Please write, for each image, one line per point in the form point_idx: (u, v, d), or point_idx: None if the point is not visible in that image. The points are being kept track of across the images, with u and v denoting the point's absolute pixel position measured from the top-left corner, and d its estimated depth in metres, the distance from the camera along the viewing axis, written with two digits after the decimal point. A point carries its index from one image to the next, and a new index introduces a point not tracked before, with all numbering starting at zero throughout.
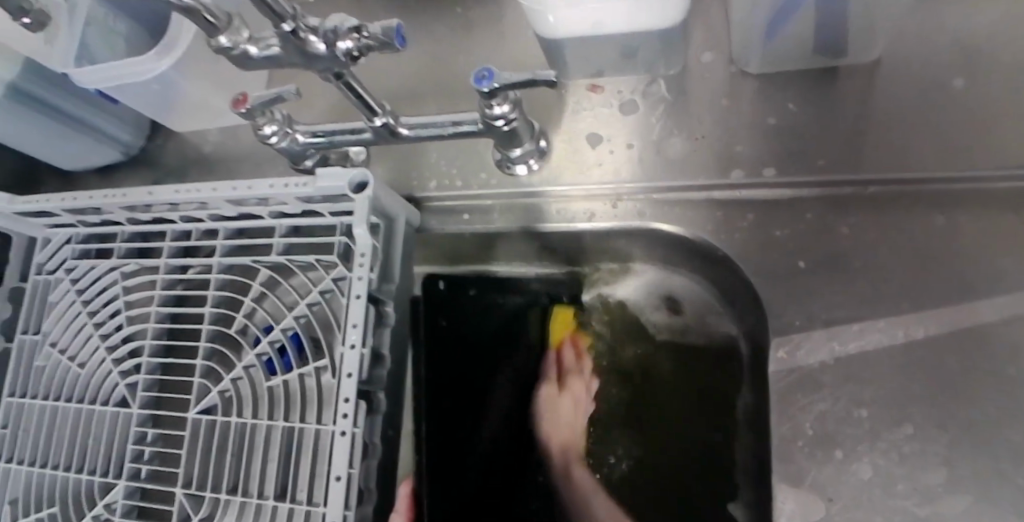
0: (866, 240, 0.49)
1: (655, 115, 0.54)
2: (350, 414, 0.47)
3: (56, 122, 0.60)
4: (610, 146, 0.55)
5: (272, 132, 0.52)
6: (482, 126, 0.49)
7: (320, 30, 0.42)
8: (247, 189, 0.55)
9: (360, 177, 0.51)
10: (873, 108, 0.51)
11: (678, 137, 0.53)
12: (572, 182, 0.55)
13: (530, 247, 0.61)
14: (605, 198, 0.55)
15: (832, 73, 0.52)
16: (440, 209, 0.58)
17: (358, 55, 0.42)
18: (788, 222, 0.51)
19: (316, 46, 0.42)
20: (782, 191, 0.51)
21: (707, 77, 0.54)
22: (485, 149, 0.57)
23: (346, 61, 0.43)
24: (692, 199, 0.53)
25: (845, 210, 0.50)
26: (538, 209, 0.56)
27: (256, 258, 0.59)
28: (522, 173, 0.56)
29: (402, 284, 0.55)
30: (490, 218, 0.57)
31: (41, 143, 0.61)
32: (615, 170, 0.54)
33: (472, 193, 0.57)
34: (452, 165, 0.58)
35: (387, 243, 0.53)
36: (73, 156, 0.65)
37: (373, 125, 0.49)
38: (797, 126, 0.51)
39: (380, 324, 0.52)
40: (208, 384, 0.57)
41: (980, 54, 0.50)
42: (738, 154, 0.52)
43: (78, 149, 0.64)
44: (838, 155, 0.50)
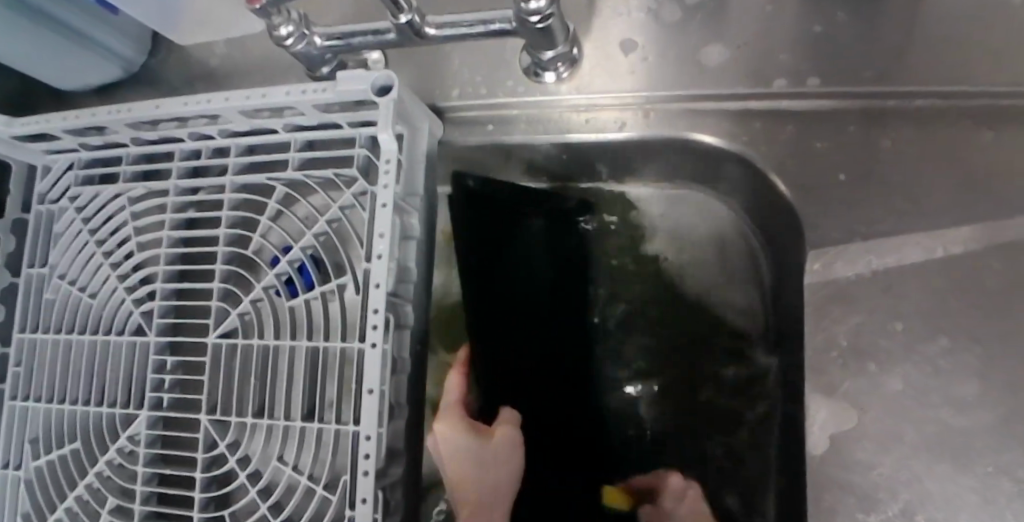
0: (910, 153, 0.48)
1: (694, 22, 0.51)
2: (380, 327, 0.45)
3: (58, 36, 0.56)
4: (644, 55, 0.52)
5: (288, 34, 0.48)
6: (518, 26, 0.46)
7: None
8: (260, 97, 0.52)
9: (383, 79, 0.48)
10: (924, 15, 0.48)
11: (719, 44, 0.51)
12: (604, 94, 0.52)
13: (555, 162, 0.59)
14: (636, 111, 0.53)
15: None
16: (462, 119, 0.56)
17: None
18: (829, 134, 0.49)
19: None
20: (825, 102, 0.49)
21: None
22: (512, 56, 0.54)
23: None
24: (730, 110, 0.51)
25: (889, 122, 0.48)
26: (569, 121, 0.54)
27: (272, 175, 0.56)
28: (550, 81, 0.53)
29: (426, 196, 0.53)
30: (523, 130, 0.55)
31: (34, 55, 0.57)
32: (649, 80, 0.52)
33: (499, 102, 0.54)
34: (476, 74, 0.55)
35: (411, 152, 0.50)
36: (74, 72, 0.62)
37: (398, 23, 0.45)
38: (845, 34, 0.49)
39: (405, 237, 0.50)
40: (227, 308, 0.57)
41: None
42: (780, 63, 0.49)
43: (79, 64, 0.61)
44: (886, 62, 0.48)
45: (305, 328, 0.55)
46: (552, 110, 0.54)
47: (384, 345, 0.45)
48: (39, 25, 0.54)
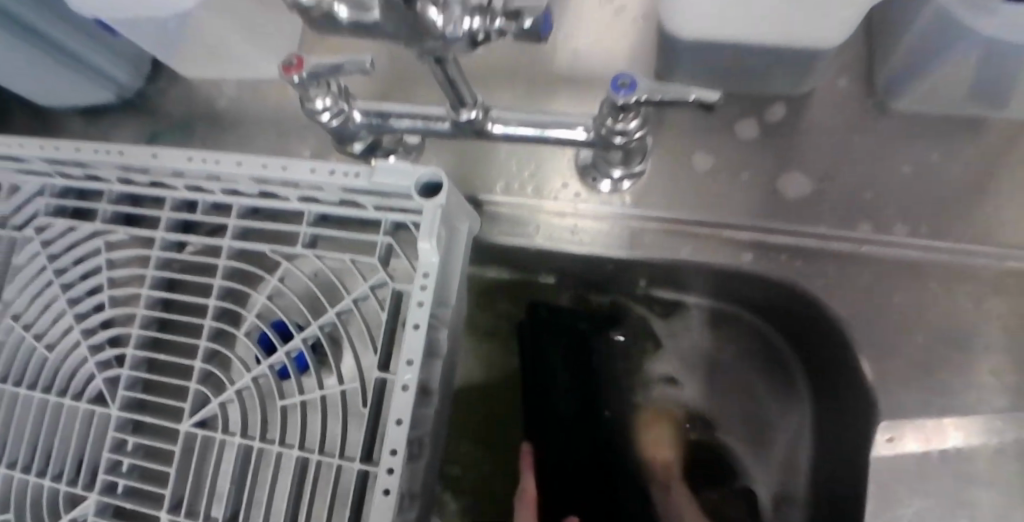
0: (991, 320, 0.44)
1: (774, 144, 0.47)
2: (398, 470, 0.39)
3: (32, 48, 0.46)
4: (718, 172, 0.46)
5: (324, 107, 0.42)
6: (593, 136, 0.40)
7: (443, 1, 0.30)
8: (280, 168, 0.45)
9: (430, 177, 0.42)
10: (1018, 173, 0.45)
11: (799, 173, 0.46)
12: (673, 210, 0.46)
13: (598, 272, 0.53)
14: (704, 233, 0.47)
15: (978, 123, 0.46)
16: (503, 216, 0.49)
17: (484, 39, 0.32)
18: (910, 289, 0.45)
19: (439, 20, 0.30)
20: (907, 253, 0.45)
21: (836, 107, 0.47)
22: (567, 155, 0.48)
23: (465, 47, 0.32)
24: (808, 248, 0.46)
25: (973, 282, 0.45)
26: (621, 236, 0.48)
27: (277, 247, 0.48)
28: (606, 189, 0.47)
29: (456, 306, 0.47)
30: (565, 237, 0.49)
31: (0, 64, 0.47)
32: (720, 201, 0.46)
33: (546, 205, 0.48)
34: (523, 168, 0.49)
35: (448, 257, 0.44)
36: (47, 91, 0.51)
37: (460, 117, 0.40)
38: (933, 182, 0.45)
39: (431, 354, 0.44)
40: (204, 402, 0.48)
41: None
42: (864, 204, 0.45)
43: (53, 83, 0.50)
44: (969, 224, 0.45)
45: (297, 431, 0.47)
46: (604, 220, 0.48)
47: (398, 491, 0.39)
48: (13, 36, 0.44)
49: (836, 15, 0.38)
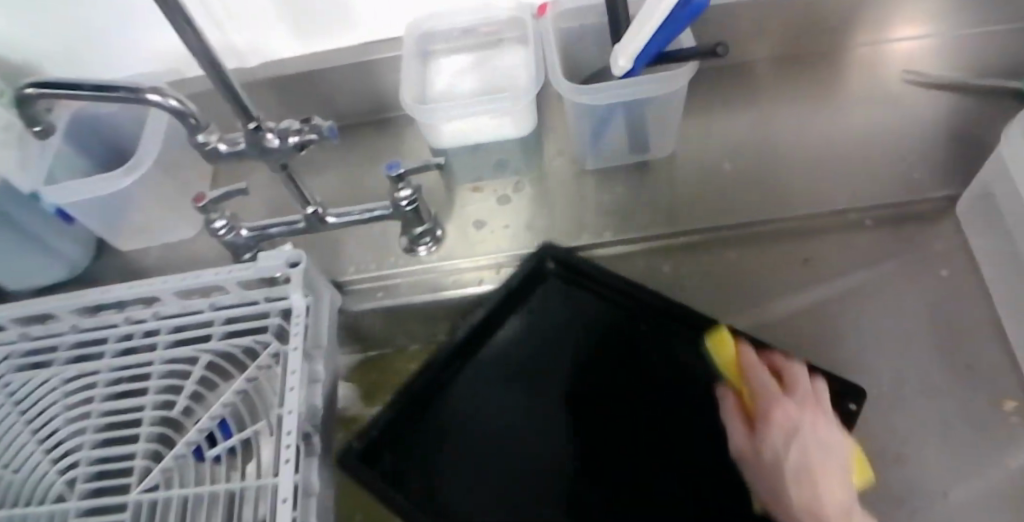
0: (683, 274, 0.67)
1: (523, 205, 0.72)
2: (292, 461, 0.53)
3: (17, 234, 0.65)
4: (493, 230, 0.71)
5: (221, 225, 0.63)
6: (391, 209, 0.65)
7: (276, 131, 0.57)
8: (192, 280, 0.65)
9: (294, 256, 0.64)
10: (675, 186, 0.71)
11: (541, 218, 0.71)
12: (468, 256, 0.69)
13: (435, 324, 0.71)
14: (490, 267, 0.69)
15: (643, 166, 0.73)
16: (357, 290, 0.69)
17: (303, 145, 0.57)
18: (629, 268, 0.67)
19: (272, 141, 0.57)
20: (622, 247, 0.69)
21: (558, 174, 0.74)
22: (395, 240, 0.71)
23: (294, 151, 0.58)
24: None
25: (669, 253, 0.68)
26: (444, 282, 0.69)
27: (196, 346, 0.65)
28: (425, 253, 0.70)
29: (330, 349, 0.65)
30: (404, 292, 0.69)
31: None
32: (498, 245, 0.70)
33: (385, 274, 0.70)
34: (365, 254, 0.71)
35: (316, 313, 0.65)
36: (19, 275, 0.69)
37: (307, 213, 0.64)
38: (626, 203, 0.71)
39: (313, 381, 0.61)
40: (160, 447, 0.62)
41: (737, 144, 0.72)
42: (585, 225, 0.70)
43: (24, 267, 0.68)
44: (657, 220, 0.69)
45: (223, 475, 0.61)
46: (428, 273, 0.69)
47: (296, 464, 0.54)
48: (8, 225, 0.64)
49: (517, 115, 0.67)
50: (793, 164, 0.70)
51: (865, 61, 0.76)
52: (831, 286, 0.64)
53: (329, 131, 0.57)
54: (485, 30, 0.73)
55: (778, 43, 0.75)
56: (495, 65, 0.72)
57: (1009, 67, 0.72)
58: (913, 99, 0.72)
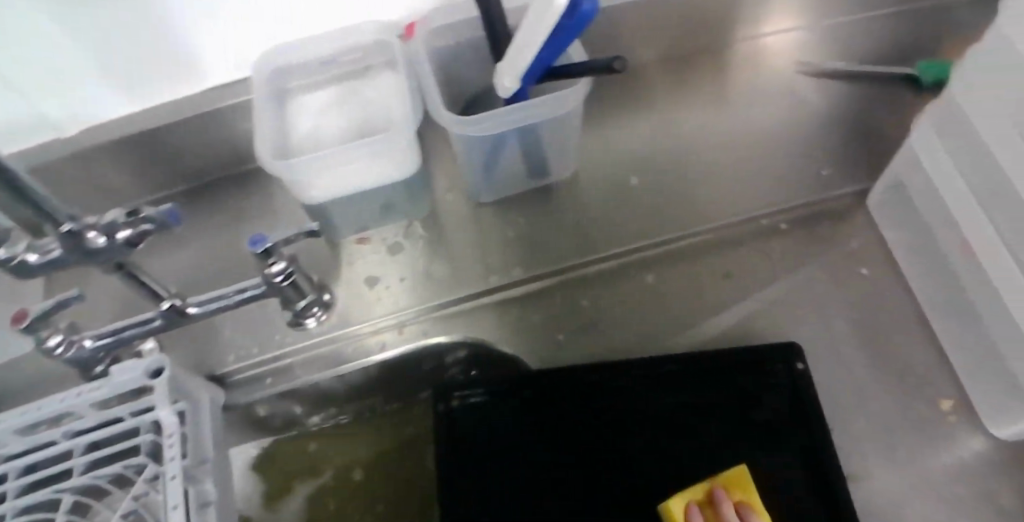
0: (605, 306, 0.61)
1: (420, 251, 0.64)
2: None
3: None
4: (390, 286, 0.63)
5: (57, 342, 0.52)
6: (266, 286, 0.55)
7: (100, 226, 0.46)
8: (35, 409, 0.54)
9: (154, 362, 0.54)
10: (583, 207, 0.65)
11: (442, 263, 0.63)
12: (367, 320, 0.61)
13: (338, 397, 0.63)
14: (391, 328, 0.61)
15: (546, 189, 0.66)
16: (242, 380, 0.60)
17: (138, 238, 0.47)
18: (546, 309, 0.61)
19: (97, 240, 0.46)
20: (535, 285, 0.62)
21: (454, 211, 0.66)
22: (278, 315, 0.62)
23: (128, 247, 0.48)
24: (470, 308, 0.61)
25: (587, 285, 0.62)
26: (342, 355, 0.60)
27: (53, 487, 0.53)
28: (315, 324, 0.61)
29: (218, 457, 0.56)
30: (297, 373, 0.59)
31: None
32: (397, 302, 0.62)
33: (272, 357, 0.60)
34: (246, 337, 0.61)
35: (194, 422, 0.55)
36: None
37: (162, 308, 0.54)
38: (532, 235, 0.64)
39: (203, 504, 0.51)
40: None
41: (641, 154, 0.67)
42: (491, 266, 0.63)
43: None
44: (568, 248, 0.63)
45: None
46: (322, 347, 0.60)
47: None
48: None
49: (399, 153, 0.58)
50: (702, 171, 0.66)
51: (757, 49, 0.72)
52: (756, 298, 0.60)
53: (170, 217, 0.47)
54: (348, 59, 0.64)
55: (669, 41, 0.70)
56: (366, 99, 0.63)
57: (898, 47, 0.70)
58: (812, 88, 0.69)
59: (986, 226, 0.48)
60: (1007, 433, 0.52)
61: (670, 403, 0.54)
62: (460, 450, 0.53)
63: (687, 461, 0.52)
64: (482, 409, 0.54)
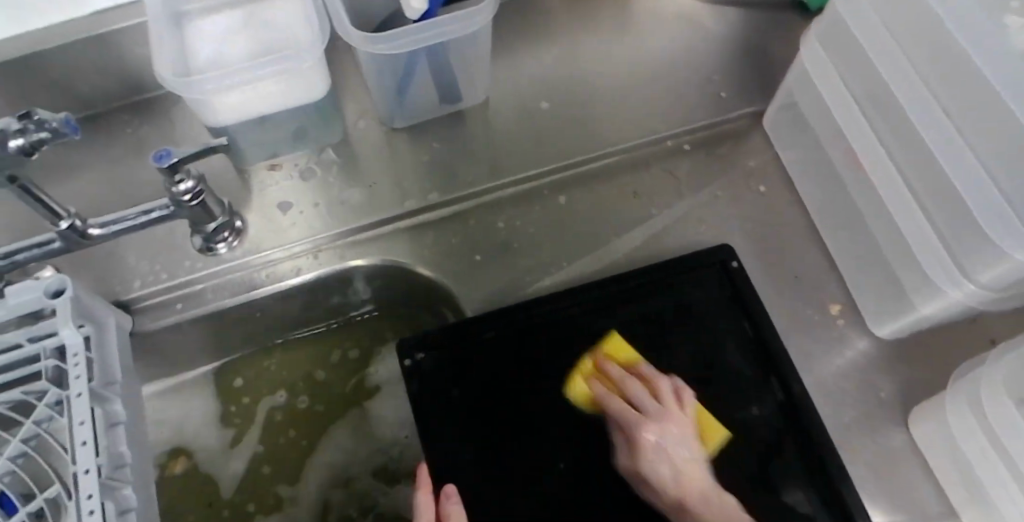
0: (521, 225, 0.63)
1: (333, 175, 0.64)
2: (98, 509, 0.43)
3: None
4: (302, 212, 0.62)
5: None
6: (173, 206, 0.54)
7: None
8: None
9: (56, 283, 0.52)
10: (496, 132, 0.66)
11: (356, 188, 0.63)
12: (280, 245, 0.61)
13: (252, 321, 0.63)
14: (306, 253, 0.61)
15: (459, 114, 0.67)
16: (150, 305, 0.59)
17: (31, 147, 0.45)
18: (462, 231, 0.62)
19: None
20: (449, 208, 0.63)
21: (366, 136, 0.66)
22: (185, 241, 0.60)
23: (21, 155, 0.45)
24: (385, 232, 0.62)
25: (503, 207, 0.63)
26: (254, 280, 0.60)
27: None
28: (226, 251, 0.60)
29: (127, 381, 0.55)
30: (210, 298, 0.59)
31: None
32: (310, 226, 0.61)
33: (181, 281, 0.59)
34: (152, 262, 0.59)
35: (102, 346, 0.53)
36: None
37: (59, 228, 0.51)
38: (447, 158, 0.64)
39: (113, 423, 0.51)
40: None
41: (553, 80, 0.68)
42: (406, 189, 0.63)
43: None
44: (483, 170, 0.64)
45: None
46: (234, 272, 0.60)
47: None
48: None
49: (310, 75, 0.58)
50: (611, 97, 0.68)
51: None
52: (664, 215, 0.63)
53: (65, 124, 0.45)
54: None
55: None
56: (266, 21, 0.61)
57: None
58: (711, 18, 0.72)
59: (869, 133, 0.53)
60: (886, 332, 0.57)
61: (616, 318, 0.58)
62: (425, 399, 0.55)
63: (643, 364, 0.57)
64: (435, 348, 0.57)
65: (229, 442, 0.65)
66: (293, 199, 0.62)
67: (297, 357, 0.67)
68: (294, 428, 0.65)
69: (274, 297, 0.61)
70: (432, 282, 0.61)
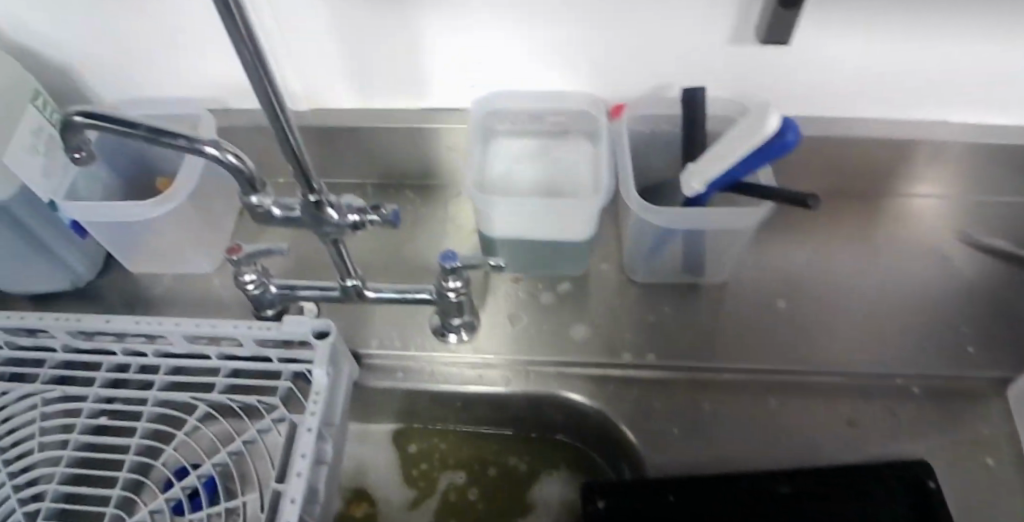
0: (726, 413, 0.63)
1: (565, 305, 0.69)
2: None
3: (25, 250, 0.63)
4: (528, 327, 0.67)
5: (251, 280, 0.60)
6: (435, 295, 0.61)
7: (338, 205, 0.53)
8: (209, 327, 0.61)
9: (322, 326, 0.61)
10: (725, 317, 0.68)
11: (582, 324, 0.67)
12: (496, 354, 0.66)
13: (452, 408, 0.67)
14: (515, 368, 0.65)
15: (695, 287, 0.70)
16: (376, 364, 0.66)
17: (360, 225, 0.54)
18: (666, 397, 0.64)
19: (331, 215, 0.53)
20: (661, 372, 0.65)
21: (604, 280, 0.70)
22: (424, 320, 0.68)
23: (349, 229, 0.54)
24: (593, 374, 0.65)
25: (714, 391, 0.64)
26: (463, 377, 0.65)
27: (199, 395, 0.61)
28: (453, 340, 0.66)
29: (340, 427, 0.61)
30: (423, 377, 0.65)
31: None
32: (530, 346, 0.66)
33: (407, 354, 0.66)
34: (393, 328, 0.68)
35: (334, 389, 0.60)
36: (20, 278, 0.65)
37: (345, 284, 0.60)
38: (672, 325, 0.67)
39: (320, 462, 0.57)
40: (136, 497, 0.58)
41: (794, 282, 0.70)
42: (627, 341, 0.66)
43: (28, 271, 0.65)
44: (704, 349, 0.66)
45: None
46: (448, 364, 0.66)
47: None
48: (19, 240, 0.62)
49: (582, 219, 0.63)
50: (848, 317, 0.68)
51: (927, 215, 0.74)
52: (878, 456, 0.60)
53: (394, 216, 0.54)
54: (552, 120, 0.69)
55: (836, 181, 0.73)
56: (557, 159, 0.69)
57: None
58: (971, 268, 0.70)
59: None
60: None
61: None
62: None
63: None
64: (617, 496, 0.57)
65: (410, 502, 0.67)
66: (524, 315, 0.68)
67: (481, 445, 0.70)
68: (458, 512, 0.66)
69: (471, 397, 0.65)
70: (624, 439, 0.63)
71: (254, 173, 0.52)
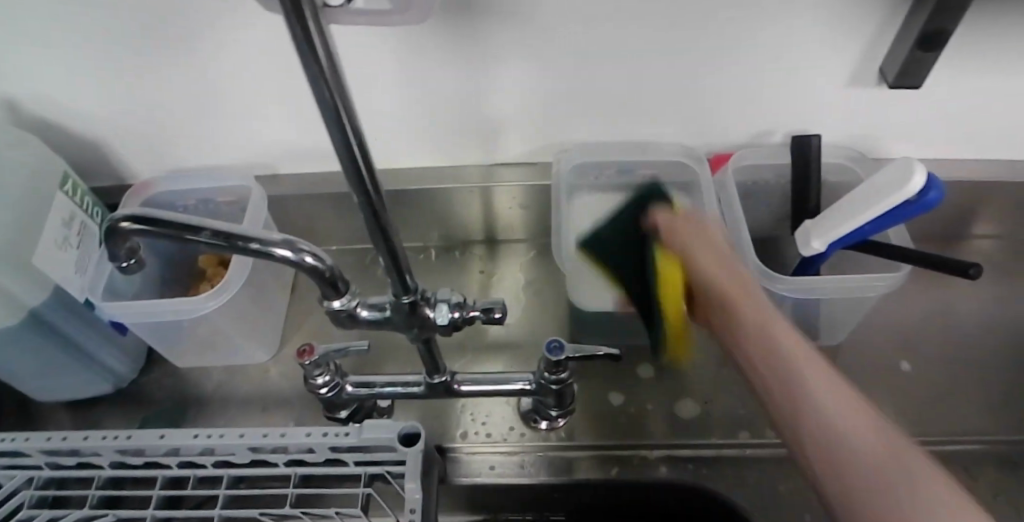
0: None
1: (664, 380, 0.63)
2: None
3: (63, 357, 0.55)
4: (627, 408, 0.61)
5: (325, 381, 0.53)
6: (535, 385, 0.54)
7: (433, 302, 0.46)
8: (278, 436, 0.53)
9: (410, 428, 0.54)
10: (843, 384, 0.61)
11: (688, 401, 0.61)
12: (595, 440, 0.59)
13: (547, 501, 0.60)
14: (614, 455, 0.59)
15: None
16: (460, 459, 0.59)
17: (462, 323, 0.47)
18: (793, 480, 0.57)
19: (431, 316, 0.46)
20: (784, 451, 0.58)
21: (703, 349, 0.64)
22: (510, 406, 0.62)
23: (447, 329, 0.46)
24: (707, 457, 0.58)
25: None
26: (554, 467, 0.58)
27: (268, 509, 0.53)
28: (544, 427, 0.60)
29: None
30: (512, 469, 0.58)
31: (27, 370, 0.55)
32: (634, 428, 0.60)
33: (490, 445, 0.59)
34: (479, 417, 0.61)
35: (427, 497, 0.53)
36: (55, 385, 0.58)
37: (432, 380, 0.53)
38: None
39: None
40: None
41: (910, 341, 0.64)
42: (741, 418, 0.60)
43: (64, 378, 0.57)
44: None
45: None
46: (538, 453, 0.59)
47: None
48: (58, 346, 0.54)
49: None
50: (977, 377, 0.62)
51: None
52: None
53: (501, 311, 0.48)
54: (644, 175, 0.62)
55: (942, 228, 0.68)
56: None
57: None
58: None
59: None
60: None
61: None
62: None
63: None
64: None
65: None
66: (619, 392, 0.62)
67: None
68: None
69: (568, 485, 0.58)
70: None
71: (338, 271, 0.43)
